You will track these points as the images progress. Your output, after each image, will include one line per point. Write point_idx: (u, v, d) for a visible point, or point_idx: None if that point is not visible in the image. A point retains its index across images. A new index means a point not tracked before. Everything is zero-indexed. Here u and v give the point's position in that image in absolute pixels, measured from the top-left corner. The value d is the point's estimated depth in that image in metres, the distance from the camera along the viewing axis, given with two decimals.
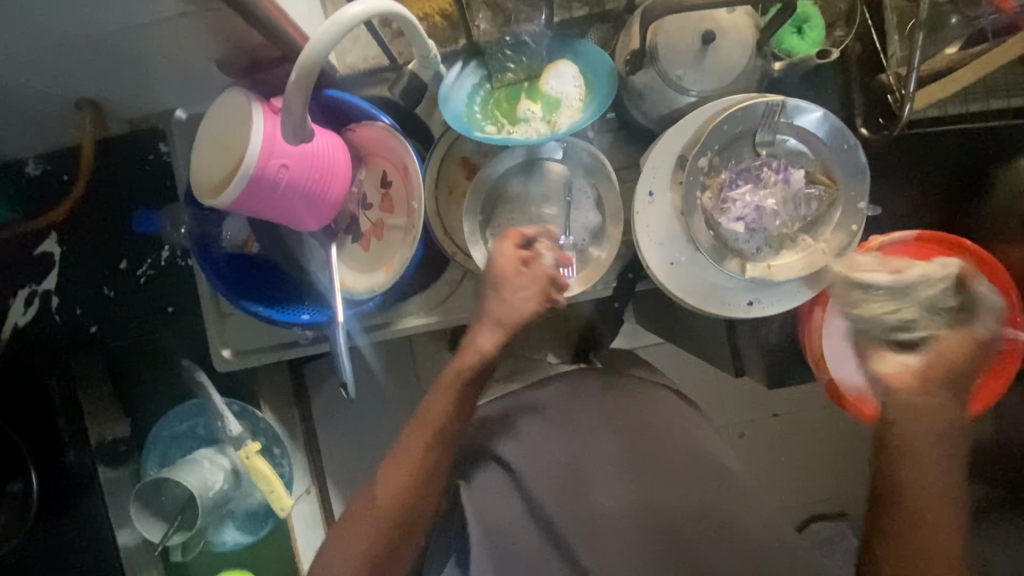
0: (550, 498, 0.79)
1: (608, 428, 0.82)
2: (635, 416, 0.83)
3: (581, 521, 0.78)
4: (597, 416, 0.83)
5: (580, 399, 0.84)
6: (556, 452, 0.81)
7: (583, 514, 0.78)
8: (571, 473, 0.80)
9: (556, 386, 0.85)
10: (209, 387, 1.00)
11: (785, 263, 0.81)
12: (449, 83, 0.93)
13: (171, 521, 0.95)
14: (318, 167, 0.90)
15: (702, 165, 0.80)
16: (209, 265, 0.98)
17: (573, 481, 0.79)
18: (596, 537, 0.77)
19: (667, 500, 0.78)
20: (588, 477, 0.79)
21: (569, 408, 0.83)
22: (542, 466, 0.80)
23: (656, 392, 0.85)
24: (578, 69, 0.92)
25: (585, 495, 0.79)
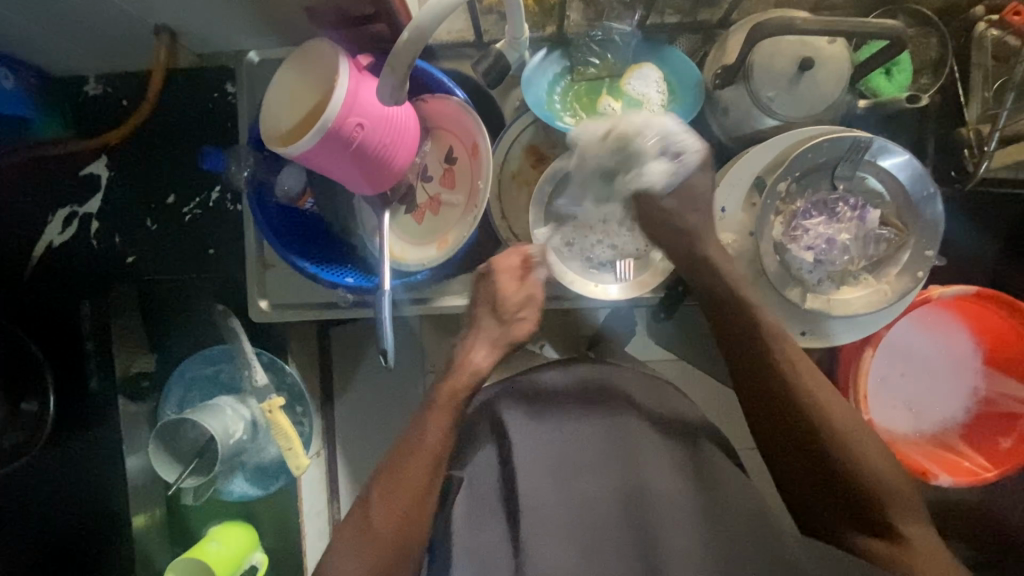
0: (531, 475, 0.78)
1: (586, 410, 0.82)
2: (620, 402, 0.82)
3: (552, 500, 0.77)
4: (587, 406, 0.82)
5: (565, 383, 0.83)
6: (541, 433, 0.81)
7: (557, 495, 0.78)
8: (556, 458, 0.80)
9: (552, 372, 0.84)
10: (241, 334, 0.99)
11: (846, 299, 0.81)
12: (532, 68, 0.92)
13: (187, 463, 0.94)
14: (391, 131, 0.89)
15: (779, 190, 0.81)
16: (261, 212, 0.97)
17: (555, 462, 0.79)
18: (558, 522, 0.77)
19: (648, 489, 0.77)
20: (569, 461, 0.80)
21: (553, 390, 0.83)
22: (527, 446, 0.79)
23: (645, 386, 0.84)
24: (663, 74, 0.92)
25: (567, 479, 0.79)
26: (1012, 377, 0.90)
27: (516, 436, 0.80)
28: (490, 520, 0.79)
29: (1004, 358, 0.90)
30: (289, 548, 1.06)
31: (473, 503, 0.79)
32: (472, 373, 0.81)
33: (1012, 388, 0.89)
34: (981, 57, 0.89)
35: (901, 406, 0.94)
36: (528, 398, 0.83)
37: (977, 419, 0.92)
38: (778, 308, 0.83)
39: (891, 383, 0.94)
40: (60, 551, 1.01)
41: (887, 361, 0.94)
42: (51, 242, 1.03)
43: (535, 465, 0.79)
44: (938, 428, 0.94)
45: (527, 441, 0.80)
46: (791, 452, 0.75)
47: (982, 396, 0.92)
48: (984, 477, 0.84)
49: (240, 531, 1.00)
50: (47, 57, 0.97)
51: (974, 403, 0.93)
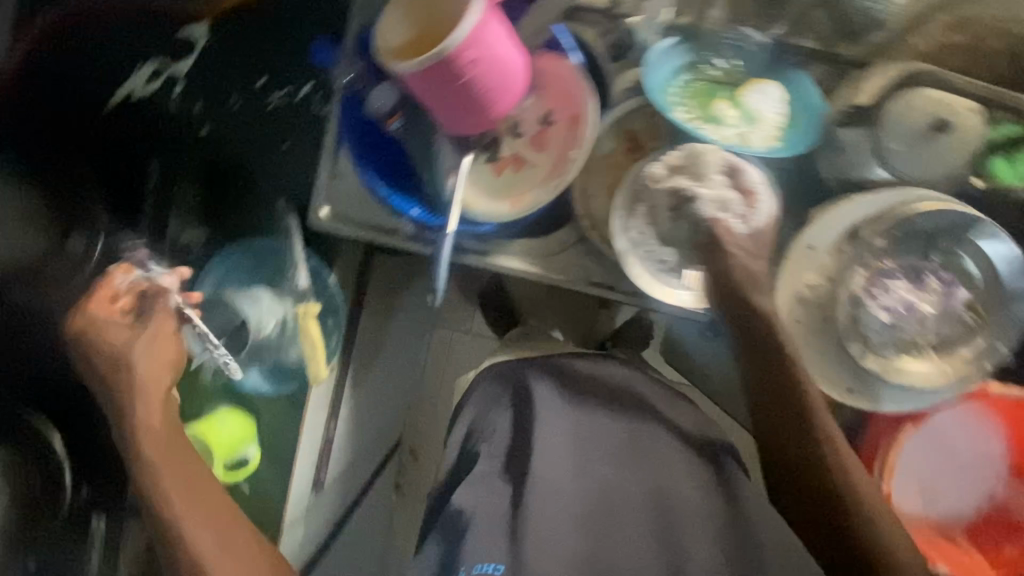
0: (552, 449, 0.78)
1: (605, 409, 0.82)
2: (642, 403, 0.83)
3: (572, 487, 0.77)
4: (611, 394, 0.83)
5: (585, 368, 0.87)
6: (565, 416, 0.81)
7: (581, 474, 0.77)
8: (578, 440, 0.79)
9: (587, 361, 0.87)
10: (295, 235, 1.02)
11: (908, 370, 0.79)
12: (661, 53, 0.91)
13: (217, 336, 1.00)
14: (500, 78, 0.87)
15: (872, 244, 0.80)
16: (348, 122, 0.99)
17: (574, 443, 0.79)
18: (580, 515, 0.75)
19: (675, 501, 0.76)
20: (592, 449, 0.79)
21: (576, 382, 0.84)
22: (552, 426, 0.80)
23: (681, 408, 0.84)
24: (786, 97, 0.89)
25: (585, 461, 0.78)
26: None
27: (540, 412, 0.80)
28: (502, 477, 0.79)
29: None
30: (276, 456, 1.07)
31: (483, 454, 0.80)
32: None
33: None
34: None
35: (917, 489, 0.92)
36: (561, 379, 0.84)
37: (985, 520, 0.92)
38: (835, 358, 0.82)
39: (917, 466, 0.91)
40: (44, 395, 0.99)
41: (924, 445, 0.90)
42: (131, 93, 0.95)
43: (554, 434, 0.79)
44: (945, 520, 0.93)
45: (551, 410, 0.81)
46: (803, 509, 0.80)
47: (998, 500, 0.92)
48: None
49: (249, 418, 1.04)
50: None
51: (988, 504, 0.93)
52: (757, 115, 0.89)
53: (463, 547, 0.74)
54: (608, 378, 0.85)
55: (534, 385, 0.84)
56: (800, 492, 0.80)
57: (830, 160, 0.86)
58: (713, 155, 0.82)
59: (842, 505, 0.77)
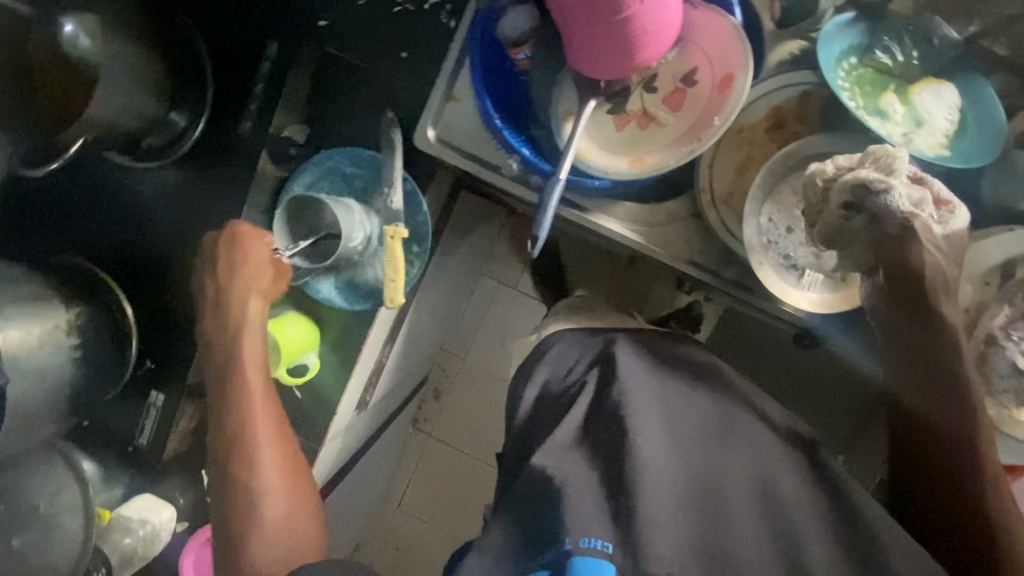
0: (648, 424, 0.77)
1: (695, 390, 0.82)
2: (731, 392, 0.83)
3: (675, 470, 0.75)
4: (699, 375, 0.84)
5: (665, 351, 0.87)
6: (653, 390, 0.81)
7: (679, 451, 0.76)
8: (671, 417, 0.79)
9: (673, 342, 0.88)
10: (397, 149, 0.95)
11: (1021, 418, 0.78)
12: (837, 29, 0.83)
13: (302, 236, 0.96)
14: (655, 23, 0.79)
15: (1017, 277, 0.79)
16: (476, 40, 0.91)
17: (665, 422, 0.78)
18: (688, 501, 0.73)
19: (779, 489, 0.76)
20: (684, 427, 0.79)
21: (661, 362, 0.85)
22: (644, 400, 0.79)
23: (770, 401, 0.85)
24: (958, 105, 0.82)
25: (683, 444, 0.77)
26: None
27: (630, 385, 0.79)
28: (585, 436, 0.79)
29: None
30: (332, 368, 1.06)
31: (568, 423, 0.79)
32: None
33: None
34: None
35: None
36: (649, 356, 0.85)
37: None
38: (952, 392, 0.77)
39: None
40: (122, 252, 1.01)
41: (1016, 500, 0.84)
42: None
43: (645, 405, 0.78)
44: None
45: (641, 382, 0.81)
46: (939, 511, 0.80)
47: None
48: None
49: (315, 329, 1.03)
50: None
51: None
52: (926, 117, 0.81)
53: (565, 522, 0.69)
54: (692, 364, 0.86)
55: (622, 357, 0.83)
56: (936, 493, 0.80)
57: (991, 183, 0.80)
58: (901, 180, 0.72)
59: (980, 517, 0.76)
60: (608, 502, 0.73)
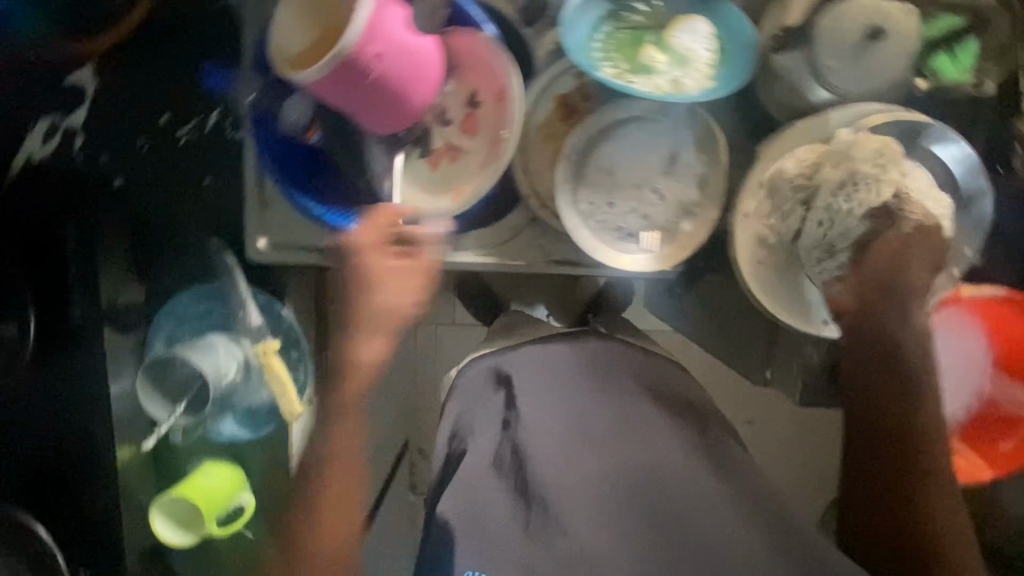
0: (543, 435, 0.78)
1: (592, 391, 0.83)
2: (626, 380, 0.85)
3: (574, 478, 0.74)
4: (593, 375, 0.85)
5: (573, 357, 0.88)
6: (549, 402, 0.81)
7: (573, 460, 0.75)
8: (567, 428, 0.79)
9: (591, 346, 0.89)
10: (235, 271, 0.97)
11: (877, 291, 0.78)
12: (574, 9, 0.84)
13: (178, 401, 0.92)
14: (411, 66, 0.82)
15: (824, 171, 0.77)
16: (264, 142, 0.92)
17: (569, 431, 0.78)
18: (584, 512, 0.71)
19: (671, 475, 0.73)
20: (583, 433, 0.78)
21: (559, 370, 0.85)
22: (544, 408, 0.80)
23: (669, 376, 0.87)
24: (715, 31, 0.84)
25: (584, 450, 0.76)
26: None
27: (526, 404, 0.81)
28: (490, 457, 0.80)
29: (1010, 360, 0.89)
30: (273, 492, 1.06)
31: (476, 452, 0.80)
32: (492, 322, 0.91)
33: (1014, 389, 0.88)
34: None
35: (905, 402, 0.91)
36: (542, 369, 0.86)
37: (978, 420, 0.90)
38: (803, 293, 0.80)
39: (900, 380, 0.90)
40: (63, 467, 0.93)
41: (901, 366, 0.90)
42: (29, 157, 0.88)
43: (536, 422, 0.79)
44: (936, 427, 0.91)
45: (534, 399, 0.82)
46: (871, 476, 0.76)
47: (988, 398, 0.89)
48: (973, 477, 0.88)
49: (238, 469, 0.99)
50: None
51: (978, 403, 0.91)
52: (687, 55, 0.84)
53: (452, 555, 0.72)
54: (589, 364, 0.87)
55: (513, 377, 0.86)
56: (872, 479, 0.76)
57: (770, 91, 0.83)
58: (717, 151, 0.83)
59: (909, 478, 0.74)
60: (509, 529, 0.73)
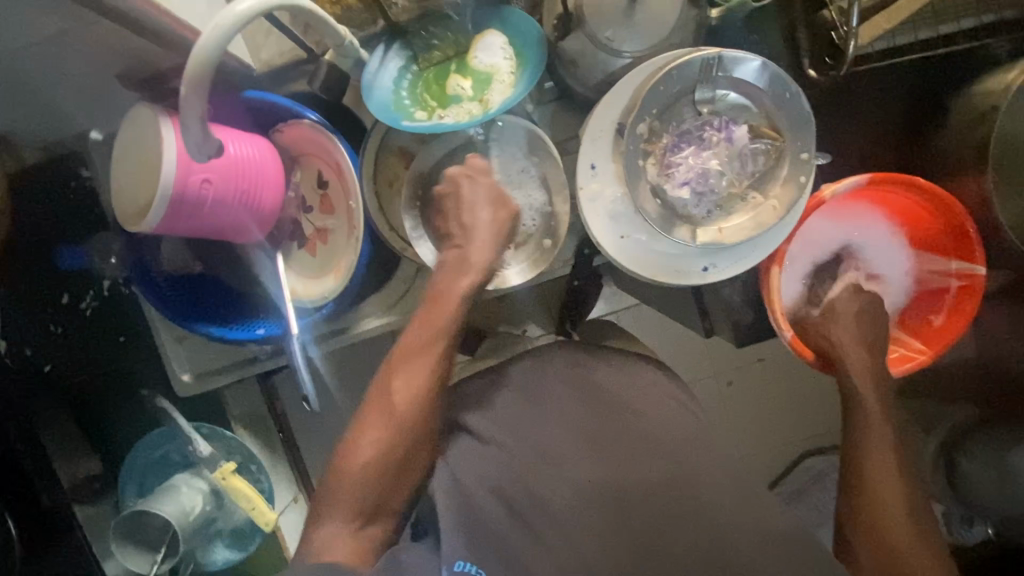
0: (518, 469, 0.80)
1: (575, 402, 0.83)
2: (602, 377, 0.85)
3: (568, 494, 0.78)
4: (565, 383, 0.85)
5: (545, 364, 0.86)
6: (524, 422, 0.83)
7: (553, 482, 0.78)
8: (542, 446, 0.81)
9: (517, 376, 0.86)
10: (173, 412, 1.00)
11: (737, 225, 0.78)
12: (372, 70, 0.88)
13: (157, 549, 0.95)
14: (244, 177, 0.86)
15: (640, 132, 0.77)
16: (151, 291, 0.95)
17: (538, 458, 0.80)
18: (586, 515, 0.76)
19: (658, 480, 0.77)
20: (562, 449, 0.80)
21: (533, 384, 0.85)
22: (512, 445, 0.81)
23: (635, 369, 0.86)
24: (507, 39, 0.87)
25: (561, 468, 0.79)
26: (965, 241, 0.82)
27: (492, 428, 0.82)
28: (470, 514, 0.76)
29: (924, 234, 0.87)
30: None
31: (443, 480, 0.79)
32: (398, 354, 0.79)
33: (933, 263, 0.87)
34: None
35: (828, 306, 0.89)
36: (505, 388, 0.85)
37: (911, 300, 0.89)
38: (672, 251, 0.80)
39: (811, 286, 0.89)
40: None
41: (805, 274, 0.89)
42: None
43: (510, 449, 0.81)
44: None
45: (506, 422, 0.83)
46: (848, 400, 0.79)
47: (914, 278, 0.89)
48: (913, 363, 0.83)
49: None
50: None
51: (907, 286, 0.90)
52: (490, 71, 0.87)
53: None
54: (569, 370, 0.86)
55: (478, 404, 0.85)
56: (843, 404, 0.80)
57: (573, 72, 0.84)
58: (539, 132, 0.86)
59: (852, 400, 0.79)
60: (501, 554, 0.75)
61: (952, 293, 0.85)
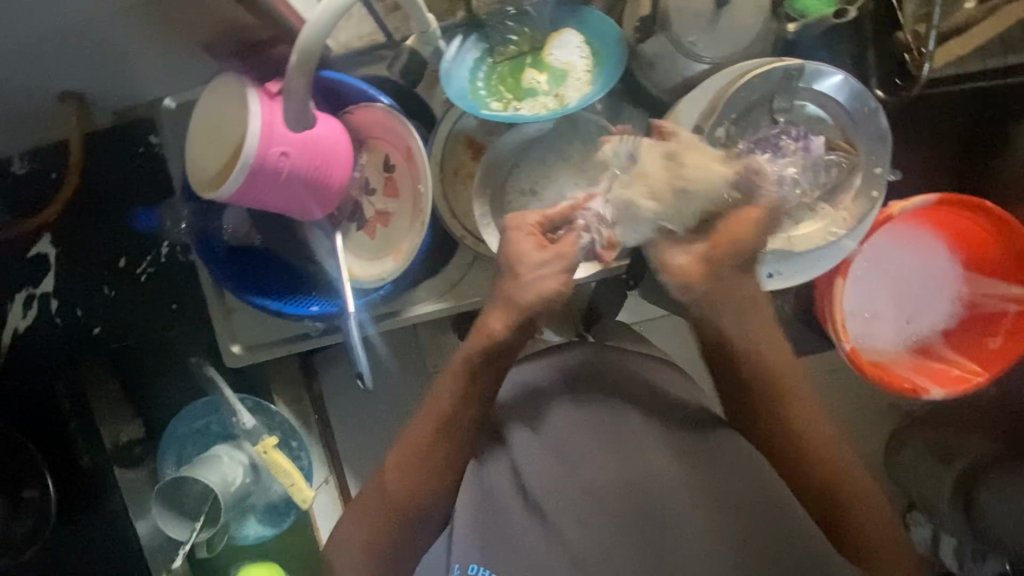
0: (542, 473, 0.75)
1: (597, 400, 0.78)
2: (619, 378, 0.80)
3: (578, 496, 0.73)
4: (584, 385, 0.80)
5: (566, 363, 0.82)
6: (543, 417, 0.79)
7: (562, 480, 0.74)
8: (559, 445, 0.77)
9: (540, 371, 0.83)
10: (219, 382, 1.00)
11: (805, 233, 0.80)
12: (450, 59, 0.89)
13: (196, 518, 0.95)
14: (318, 154, 0.86)
15: (717, 136, 0.80)
16: (210, 257, 0.97)
17: (556, 456, 0.76)
18: (587, 519, 0.72)
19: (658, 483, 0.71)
20: (574, 449, 0.76)
21: (557, 381, 0.81)
22: (536, 451, 0.77)
23: (652, 368, 0.81)
24: (584, 38, 0.89)
25: (579, 471, 0.74)
26: (990, 274, 0.88)
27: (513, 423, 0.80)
28: (489, 510, 0.77)
29: (983, 258, 0.88)
30: None
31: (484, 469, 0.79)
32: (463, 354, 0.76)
33: (992, 287, 0.88)
34: None
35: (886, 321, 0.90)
36: (530, 384, 0.82)
37: (964, 323, 0.90)
38: (741, 256, 0.81)
39: (875, 304, 0.90)
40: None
41: (867, 288, 0.90)
42: (16, 329, 1.03)
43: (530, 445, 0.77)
44: (925, 340, 0.91)
45: (526, 418, 0.80)
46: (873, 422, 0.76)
47: (968, 301, 0.90)
48: (976, 382, 0.82)
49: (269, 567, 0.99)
50: None
51: (961, 308, 0.90)
52: (568, 68, 0.89)
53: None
54: (589, 369, 0.81)
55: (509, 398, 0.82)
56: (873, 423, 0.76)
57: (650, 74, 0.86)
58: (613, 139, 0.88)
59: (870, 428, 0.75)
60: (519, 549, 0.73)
61: (1010, 318, 0.86)
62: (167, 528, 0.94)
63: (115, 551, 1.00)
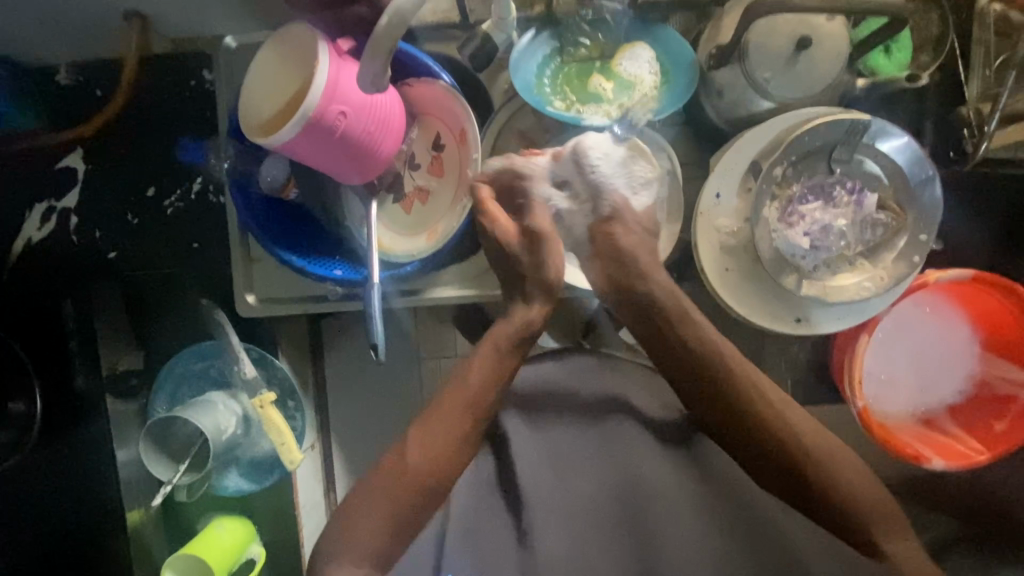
0: (536, 476, 0.75)
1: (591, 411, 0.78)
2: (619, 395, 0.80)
3: (566, 501, 0.75)
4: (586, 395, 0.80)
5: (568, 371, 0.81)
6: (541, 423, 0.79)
7: (554, 484, 0.75)
8: (556, 448, 0.77)
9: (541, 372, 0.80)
10: (227, 328, 0.97)
11: (841, 285, 0.81)
12: (521, 50, 0.89)
13: (181, 461, 0.93)
14: (375, 119, 0.85)
15: (775, 175, 0.79)
16: (243, 204, 0.94)
17: (551, 460, 0.76)
18: (572, 525, 0.74)
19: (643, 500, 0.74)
20: (569, 455, 0.77)
21: (554, 382, 0.80)
22: (530, 453, 0.76)
23: (645, 378, 0.82)
24: (656, 55, 0.89)
25: (571, 477, 0.76)
26: (1004, 359, 0.89)
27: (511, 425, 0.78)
28: (481, 501, 0.75)
29: (1000, 341, 0.90)
30: (283, 543, 1.05)
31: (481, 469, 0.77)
32: (490, 347, 0.75)
33: (1005, 370, 0.89)
34: (982, 33, 0.86)
35: (891, 386, 0.92)
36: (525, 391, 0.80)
37: (971, 401, 0.92)
38: (774, 298, 0.82)
39: (885, 366, 0.92)
40: (68, 522, 0.96)
41: (881, 350, 0.92)
42: (28, 239, 1.01)
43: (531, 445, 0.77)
44: (928, 411, 0.93)
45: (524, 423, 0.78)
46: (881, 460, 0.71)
47: (978, 380, 0.91)
48: (977, 459, 0.82)
49: (246, 523, 0.99)
50: (14, 49, 0.94)
51: (970, 386, 0.92)
52: (636, 80, 0.88)
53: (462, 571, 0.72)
54: (588, 378, 0.80)
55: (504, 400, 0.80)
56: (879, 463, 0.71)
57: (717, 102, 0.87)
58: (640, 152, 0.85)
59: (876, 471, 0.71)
60: (505, 543, 0.74)
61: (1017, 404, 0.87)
62: (151, 465, 0.92)
63: (89, 480, 0.96)
